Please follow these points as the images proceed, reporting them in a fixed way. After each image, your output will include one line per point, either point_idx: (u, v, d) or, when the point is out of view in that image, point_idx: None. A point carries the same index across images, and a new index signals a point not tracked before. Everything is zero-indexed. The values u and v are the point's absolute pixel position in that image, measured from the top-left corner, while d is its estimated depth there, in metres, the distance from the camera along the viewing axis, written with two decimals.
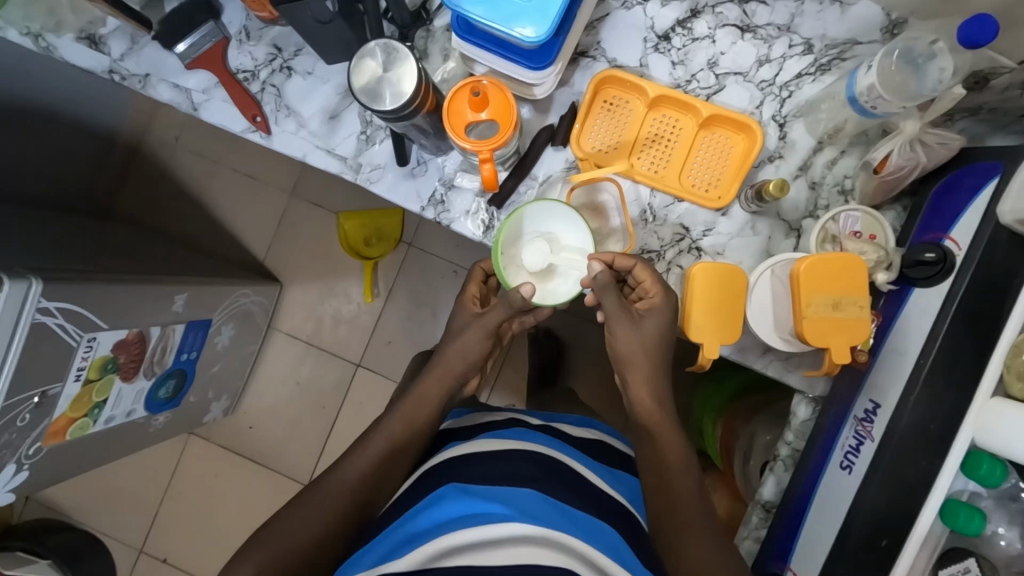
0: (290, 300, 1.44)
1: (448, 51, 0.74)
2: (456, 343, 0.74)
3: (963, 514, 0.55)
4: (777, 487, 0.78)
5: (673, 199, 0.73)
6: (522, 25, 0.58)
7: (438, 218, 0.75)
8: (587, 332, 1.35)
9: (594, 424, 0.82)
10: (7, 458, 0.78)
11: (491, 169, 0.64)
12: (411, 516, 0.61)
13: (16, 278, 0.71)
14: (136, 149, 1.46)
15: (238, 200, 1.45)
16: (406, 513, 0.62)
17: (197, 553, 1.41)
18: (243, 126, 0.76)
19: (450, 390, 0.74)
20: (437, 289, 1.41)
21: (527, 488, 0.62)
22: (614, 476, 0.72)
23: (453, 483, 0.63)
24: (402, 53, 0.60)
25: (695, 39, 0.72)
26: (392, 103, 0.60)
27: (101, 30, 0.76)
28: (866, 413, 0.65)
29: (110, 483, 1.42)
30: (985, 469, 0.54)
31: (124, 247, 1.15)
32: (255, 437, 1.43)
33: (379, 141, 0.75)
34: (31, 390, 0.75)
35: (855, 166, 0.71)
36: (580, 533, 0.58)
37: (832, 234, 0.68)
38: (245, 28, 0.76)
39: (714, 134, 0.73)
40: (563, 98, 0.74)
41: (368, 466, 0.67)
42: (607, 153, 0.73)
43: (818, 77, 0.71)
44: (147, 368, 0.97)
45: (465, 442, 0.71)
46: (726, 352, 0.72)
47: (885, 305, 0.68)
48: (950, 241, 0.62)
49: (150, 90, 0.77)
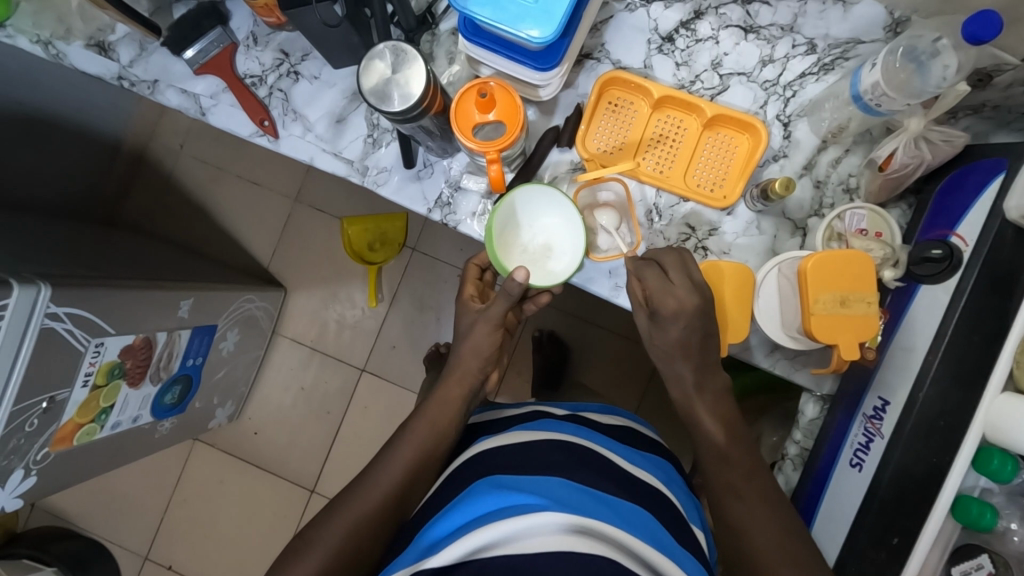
0: (294, 305, 1.45)
1: (453, 54, 0.75)
2: (475, 344, 0.73)
3: (974, 509, 0.56)
4: (786, 486, 0.79)
5: (679, 199, 0.73)
6: (529, 26, 0.58)
7: (445, 220, 0.76)
8: (591, 335, 1.35)
9: (616, 411, 0.83)
10: (16, 464, 0.77)
11: (498, 169, 0.65)
12: (443, 513, 0.60)
13: (25, 284, 0.71)
14: (140, 156, 1.47)
15: (242, 206, 1.45)
16: (439, 510, 0.61)
17: (202, 559, 1.41)
18: (251, 130, 0.77)
19: (475, 391, 0.74)
20: (442, 293, 1.41)
21: (563, 477, 0.61)
22: (643, 460, 0.72)
23: (485, 477, 0.62)
24: (410, 53, 0.61)
25: (699, 41, 0.73)
26: (400, 105, 0.60)
27: (110, 37, 0.77)
28: (875, 410, 0.65)
29: (115, 489, 1.42)
30: (996, 464, 0.56)
31: (129, 253, 1.15)
32: (260, 443, 1.43)
33: (386, 144, 0.76)
34: (40, 396, 0.75)
35: (859, 164, 0.71)
36: (619, 521, 0.57)
37: (838, 232, 0.69)
38: (253, 34, 0.77)
39: (718, 134, 0.73)
40: (568, 100, 0.75)
41: (384, 467, 0.67)
42: (612, 153, 0.73)
43: (821, 77, 0.71)
44: (153, 373, 0.97)
45: (495, 435, 0.71)
46: (733, 351, 0.73)
47: (892, 302, 0.68)
48: (956, 237, 0.62)
49: (158, 96, 0.78)
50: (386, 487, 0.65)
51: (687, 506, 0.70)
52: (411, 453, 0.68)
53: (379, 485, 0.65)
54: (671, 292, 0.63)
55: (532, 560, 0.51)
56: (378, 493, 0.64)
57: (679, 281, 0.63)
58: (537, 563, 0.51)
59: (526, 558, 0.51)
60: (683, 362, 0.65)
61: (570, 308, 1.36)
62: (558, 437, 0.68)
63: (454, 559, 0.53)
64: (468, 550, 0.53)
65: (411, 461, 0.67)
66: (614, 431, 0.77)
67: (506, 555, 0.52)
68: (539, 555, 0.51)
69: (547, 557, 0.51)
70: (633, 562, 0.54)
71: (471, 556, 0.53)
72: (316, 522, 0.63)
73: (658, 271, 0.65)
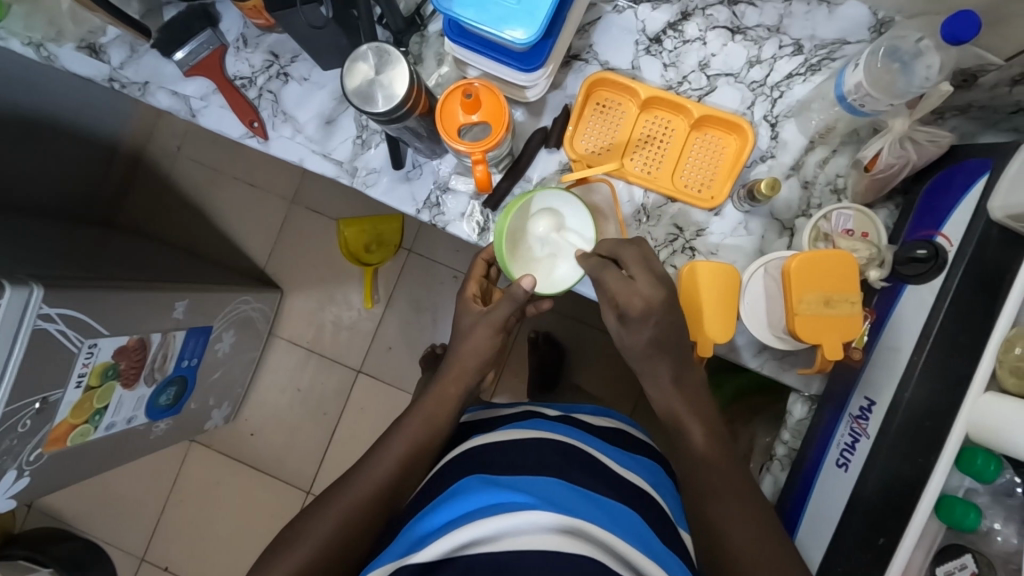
0: (291, 307, 1.45)
1: (441, 56, 0.75)
2: (464, 344, 0.73)
3: (959, 508, 0.56)
4: (774, 487, 0.79)
5: (667, 200, 0.73)
6: (512, 27, 0.59)
7: (434, 221, 0.76)
8: (586, 337, 1.35)
9: (608, 413, 0.83)
10: (8, 464, 0.78)
11: (484, 169, 0.65)
12: (429, 510, 0.60)
13: (17, 285, 0.71)
14: (137, 158, 1.47)
15: (238, 208, 1.46)
16: (425, 508, 0.61)
17: (199, 561, 1.41)
18: (241, 131, 0.77)
19: (465, 391, 0.74)
20: (437, 295, 1.42)
21: (551, 477, 0.61)
22: (633, 462, 0.72)
23: (472, 475, 0.62)
24: (394, 55, 0.61)
25: (686, 42, 0.73)
26: (384, 105, 0.61)
27: (101, 39, 0.78)
28: (861, 410, 0.65)
29: (112, 490, 1.43)
30: (979, 462, 0.56)
31: (125, 255, 1.15)
32: (257, 444, 1.43)
33: (375, 145, 0.76)
34: (33, 396, 0.75)
35: (847, 165, 0.71)
36: (606, 522, 0.57)
37: (824, 232, 0.69)
38: (243, 36, 0.77)
39: (705, 135, 0.74)
40: (556, 101, 0.75)
41: (371, 468, 0.67)
42: (600, 154, 0.74)
43: (809, 78, 0.71)
44: (148, 375, 0.98)
45: (484, 434, 0.71)
46: (721, 352, 0.73)
47: (879, 303, 0.68)
48: (942, 237, 0.62)
49: (149, 98, 0.78)
50: (374, 486, 0.65)
51: (675, 509, 0.70)
52: (399, 452, 0.68)
53: (367, 485, 0.65)
54: (636, 291, 0.62)
55: (517, 557, 0.51)
56: (365, 493, 0.64)
57: (642, 278, 0.63)
58: (521, 561, 0.50)
59: (509, 555, 0.51)
60: (670, 362, 0.65)
61: (566, 309, 1.37)
62: (546, 436, 0.68)
63: (439, 555, 0.53)
64: (452, 547, 0.53)
65: (399, 462, 0.67)
66: (604, 432, 0.77)
67: (491, 552, 0.52)
68: (522, 552, 0.51)
69: (533, 555, 0.51)
70: (618, 563, 0.54)
71: (454, 553, 0.53)
72: (303, 521, 0.63)
73: (619, 271, 0.64)
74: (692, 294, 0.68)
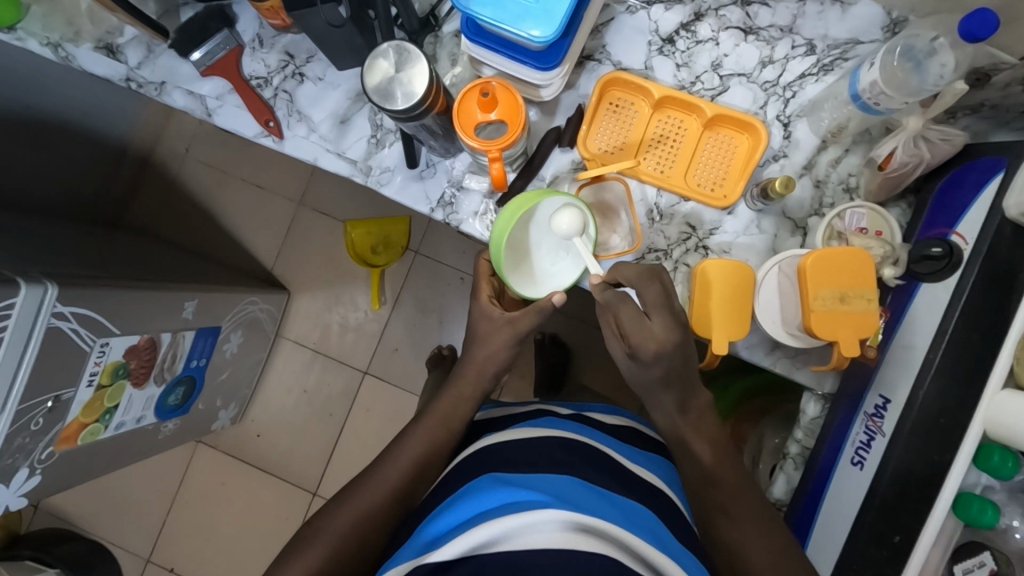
0: (298, 308, 1.46)
1: (456, 56, 0.76)
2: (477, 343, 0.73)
3: (975, 506, 0.56)
4: (787, 485, 0.79)
5: (680, 198, 0.74)
6: (530, 26, 0.59)
7: (447, 219, 0.76)
8: (593, 338, 1.36)
9: (619, 411, 0.83)
10: (20, 462, 0.78)
11: (500, 167, 0.66)
12: (446, 509, 0.60)
13: (32, 283, 0.71)
14: (146, 160, 1.48)
15: (247, 210, 1.46)
16: (441, 507, 0.61)
17: (204, 562, 1.41)
18: (256, 130, 0.78)
19: (485, 391, 0.74)
20: (444, 297, 1.42)
21: (567, 476, 0.61)
22: (647, 460, 0.72)
23: (488, 474, 0.62)
24: (413, 53, 0.61)
25: (698, 42, 0.74)
26: (403, 103, 0.61)
27: (118, 39, 0.78)
28: (877, 408, 0.65)
29: (118, 491, 1.42)
30: (996, 460, 0.56)
31: (135, 255, 1.15)
32: (264, 445, 1.43)
33: (389, 144, 0.77)
34: (45, 395, 0.75)
35: (859, 164, 0.72)
36: (624, 521, 0.57)
37: (838, 231, 0.69)
38: (258, 36, 0.78)
39: (718, 134, 0.74)
40: (569, 100, 0.76)
41: (386, 467, 0.67)
42: (613, 154, 0.74)
43: (821, 78, 0.72)
44: (158, 374, 0.98)
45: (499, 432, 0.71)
46: (733, 349, 0.73)
47: (894, 299, 0.69)
48: (956, 236, 0.62)
49: (165, 97, 0.79)
50: (390, 485, 0.65)
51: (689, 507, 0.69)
52: (414, 452, 0.68)
53: (383, 483, 0.65)
54: (650, 332, 0.59)
55: (536, 556, 0.51)
56: (380, 491, 0.64)
57: (657, 319, 0.59)
58: (539, 559, 0.51)
59: (528, 555, 0.51)
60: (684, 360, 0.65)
61: (572, 311, 1.37)
62: (561, 435, 0.69)
63: (457, 554, 0.53)
64: (470, 546, 0.53)
65: (414, 461, 0.67)
66: (617, 430, 0.77)
67: (510, 550, 0.52)
68: (542, 552, 0.51)
69: (553, 555, 0.51)
70: (637, 562, 0.53)
71: (473, 552, 0.53)
72: (317, 520, 0.63)
73: (636, 305, 0.61)
74: (707, 295, 0.68)
